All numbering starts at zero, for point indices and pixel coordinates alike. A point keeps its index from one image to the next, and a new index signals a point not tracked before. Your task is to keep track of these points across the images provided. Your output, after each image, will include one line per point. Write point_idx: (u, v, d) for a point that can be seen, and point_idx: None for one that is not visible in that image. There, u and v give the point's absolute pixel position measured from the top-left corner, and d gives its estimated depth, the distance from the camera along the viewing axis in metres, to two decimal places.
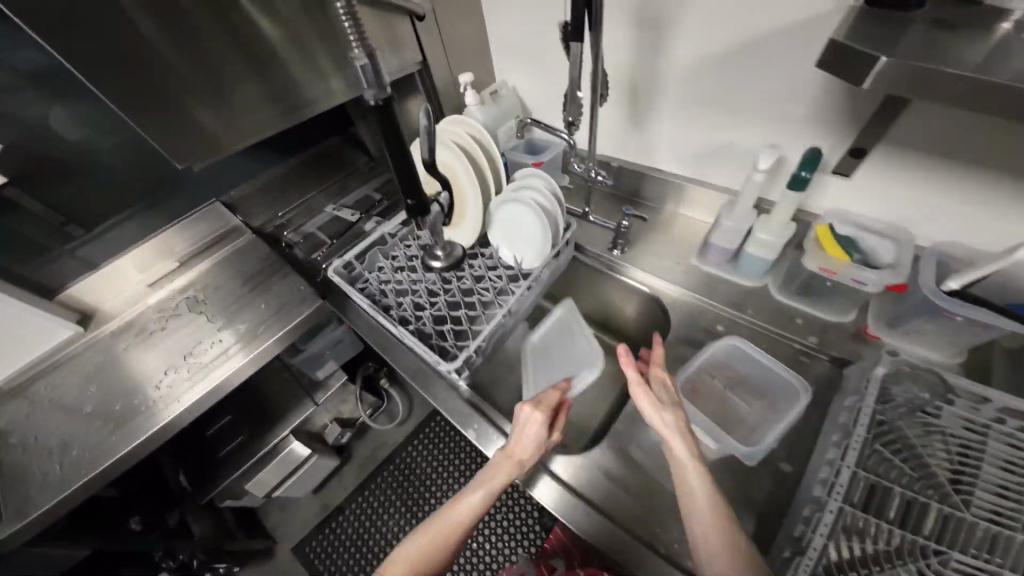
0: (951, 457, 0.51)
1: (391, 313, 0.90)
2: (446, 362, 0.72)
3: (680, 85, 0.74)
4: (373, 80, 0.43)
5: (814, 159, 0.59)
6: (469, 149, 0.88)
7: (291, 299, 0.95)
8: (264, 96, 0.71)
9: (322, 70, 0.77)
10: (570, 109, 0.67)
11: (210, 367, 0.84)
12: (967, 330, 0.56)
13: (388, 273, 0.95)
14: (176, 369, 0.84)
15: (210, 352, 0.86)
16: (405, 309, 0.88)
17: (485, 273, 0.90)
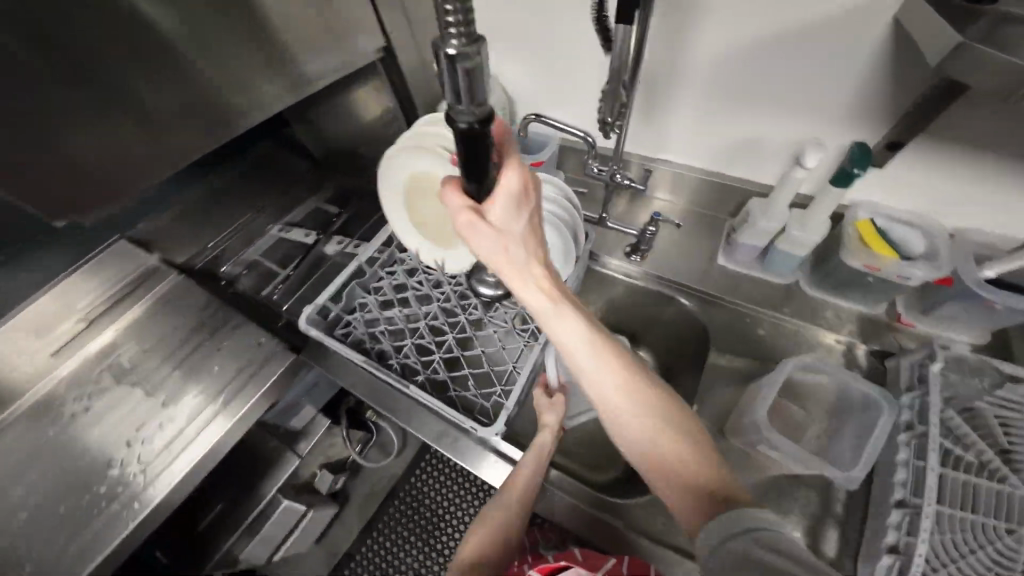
0: (1002, 438, 0.50)
1: (391, 362, 0.75)
2: (485, 429, 0.62)
3: (707, 79, 0.66)
4: (465, 91, 0.30)
5: (865, 155, 0.56)
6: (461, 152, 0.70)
7: (251, 359, 0.77)
8: (174, 111, 0.51)
9: (256, 69, 0.56)
10: (605, 108, 0.57)
11: (177, 445, 0.69)
12: (1003, 316, 0.58)
13: (375, 312, 0.79)
14: (124, 459, 0.67)
15: (159, 438, 0.69)
16: (410, 357, 0.74)
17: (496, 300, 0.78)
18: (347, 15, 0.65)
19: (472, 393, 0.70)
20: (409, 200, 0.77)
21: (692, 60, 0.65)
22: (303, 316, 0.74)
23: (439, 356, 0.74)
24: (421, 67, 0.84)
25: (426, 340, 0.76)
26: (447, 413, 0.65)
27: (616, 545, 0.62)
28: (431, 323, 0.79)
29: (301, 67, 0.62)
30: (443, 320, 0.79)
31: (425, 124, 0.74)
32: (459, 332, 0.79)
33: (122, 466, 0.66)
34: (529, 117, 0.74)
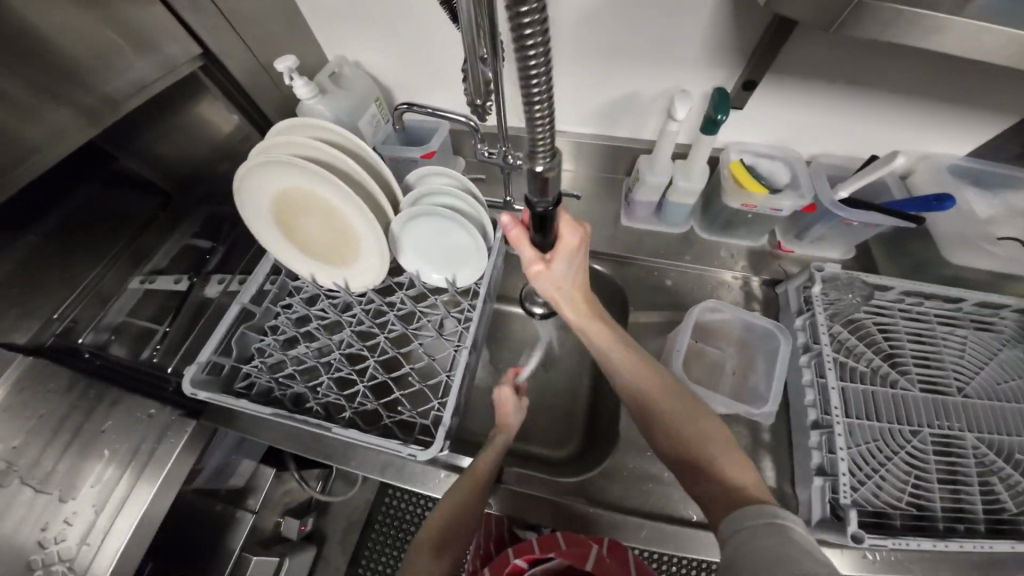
0: (886, 348, 0.62)
1: (309, 406, 0.68)
2: (425, 451, 0.58)
3: (571, 36, 0.64)
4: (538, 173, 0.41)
5: (725, 100, 0.58)
6: (330, 160, 0.62)
7: (147, 434, 0.70)
8: None
9: (21, 94, 0.45)
10: (472, 88, 0.52)
11: (110, 519, 0.64)
12: (862, 230, 0.68)
13: (279, 356, 0.69)
14: (42, 563, 0.58)
15: (75, 531, 0.61)
16: (328, 395, 0.67)
17: (415, 309, 0.73)
18: (136, 15, 0.52)
19: (407, 415, 0.65)
20: (285, 222, 0.67)
21: (552, 23, 0.63)
22: (186, 381, 0.62)
23: (364, 386, 0.67)
24: (264, 66, 0.72)
25: (345, 372, 0.68)
26: (380, 446, 0.60)
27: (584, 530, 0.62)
28: (346, 352, 0.71)
29: (94, 84, 0.50)
30: (361, 346, 0.71)
31: (279, 132, 0.64)
32: (381, 355, 0.72)
33: (42, 570, 0.58)
34: (400, 107, 0.67)
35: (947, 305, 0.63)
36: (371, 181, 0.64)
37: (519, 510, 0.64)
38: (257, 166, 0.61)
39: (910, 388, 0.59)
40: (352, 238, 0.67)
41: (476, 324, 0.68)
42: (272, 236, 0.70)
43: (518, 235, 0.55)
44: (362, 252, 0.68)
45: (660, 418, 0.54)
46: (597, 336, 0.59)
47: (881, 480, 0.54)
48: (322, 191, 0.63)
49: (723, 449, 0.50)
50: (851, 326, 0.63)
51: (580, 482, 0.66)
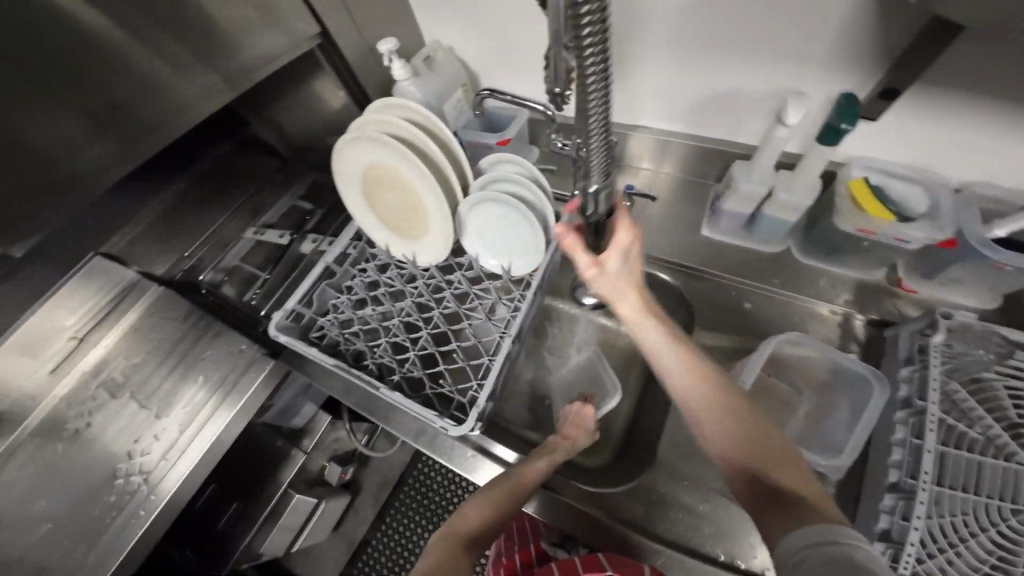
0: (1014, 415, 0.49)
1: (367, 363, 0.75)
2: (457, 428, 0.61)
3: (669, 26, 0.59)
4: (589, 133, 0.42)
5: (854, 107, 0.49)
6: (413, 141, 0.66)
7: (235, 363, 0.82)
8: (101, 115, 0.50)
9: (175, 68, 0.54)
10: (551, 76, 0.49)
11: (192, 434, 0.77)
12: (1018, 278, 0.54)
13: (348, 313, 0.76)
14: (127, 471, 0.73)
15: (156, 447, 0.75)
16: (384, 356, 0.72)
17: (470, 291, 0.75)
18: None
19: (447, 389, 0.68)
20: (369, 194, 0.73)
21: (654, 11, 0.59)
22: (273, 324, 0.72)
23: (414, 353, 0.72)
24: (369, 47, 0.78)
25: (400, 338, 0.74)
26: (419, 414, 0.64)
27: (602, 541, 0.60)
28: (404, 319, 0.76)
29: (228, 59, 0.59)
30: (417, 316, 0.76)
31: (373, 112, 0.69)
32: (433, 328, 0.76)
33: (125, 477, 0.73)
34: (482, 94, 0.66)
35: None
36: (446, 163, 0.66)
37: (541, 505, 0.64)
38: (351, 141, 0.67)
39: None
40: (423, 215, 0.71)
41: (524, 313, 0.67)
42: (359, 206, 0.77)
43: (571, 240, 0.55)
44: (430, 229, 0.72)
45: (716, 431, 0.49)
46: (647, 336, 0.55)
47: (959, 559, 0.45)
48: (402, 168, 0.67)
49: (784, 459, 0.46)
50: (975, 390, 0.51)
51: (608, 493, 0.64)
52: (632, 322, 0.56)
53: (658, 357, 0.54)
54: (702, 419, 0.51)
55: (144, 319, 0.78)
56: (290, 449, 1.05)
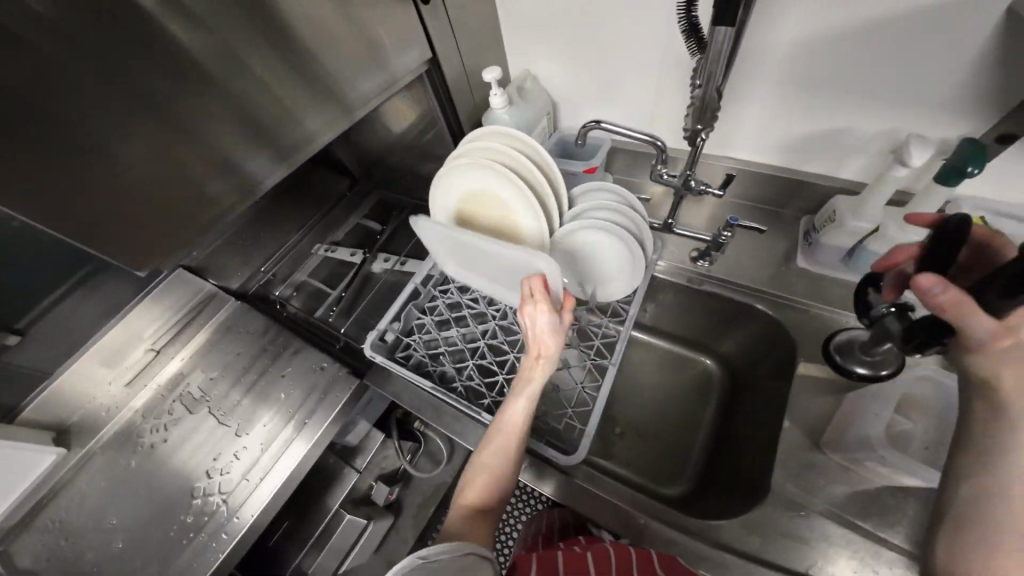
0: None
1: (454, 386, 0.73)
2: (566, 457, 0.60)
3: (783, 63, 0.61)
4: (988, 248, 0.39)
5: (983, 151, 0.50)
6: (519, 169, 0.66)
7: (316, 383, 0.79)
8: (248, 136, 0.50)
9: (306, 105, 0.54)
10: (694, 114, 0.52)
11: (273, 456, 0.72)
12: None
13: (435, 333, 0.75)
14: (206, 490, 0.69)
15: (238, 466, 0.71)
16: (474, 379, 0.71)
17: None
18: (389, 30, 0.61)
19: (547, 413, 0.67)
20: (459, 217, 0.72)
21: (774, 50, 0.60)
22: (367, 344, 0.70)
23: (503, 377, 0.71)
24: (465, 74, 0.80)
25: (489, 362, 0.73)
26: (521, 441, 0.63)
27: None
28: (491, 341, 0.74)
29: (345, 89, 0.58)
30: (503, 338, 0.76)
31: (475, 138, 0.69)
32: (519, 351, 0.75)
33: (204, 496, 0.68)
34: (589, 124, 0.69)
35: None
36: (550, 193, 0.67)
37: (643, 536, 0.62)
38: (454, 167, 0.67)
39: None
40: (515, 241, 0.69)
41: (626, 340, 0.65)
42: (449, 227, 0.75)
43: (955, 300, 0.38)
44: None
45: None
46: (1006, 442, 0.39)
47: None
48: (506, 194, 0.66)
49: None
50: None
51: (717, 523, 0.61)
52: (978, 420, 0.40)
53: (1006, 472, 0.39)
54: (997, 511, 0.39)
55: (219, 333, 0.81)
56: (344, 467, 1.05)
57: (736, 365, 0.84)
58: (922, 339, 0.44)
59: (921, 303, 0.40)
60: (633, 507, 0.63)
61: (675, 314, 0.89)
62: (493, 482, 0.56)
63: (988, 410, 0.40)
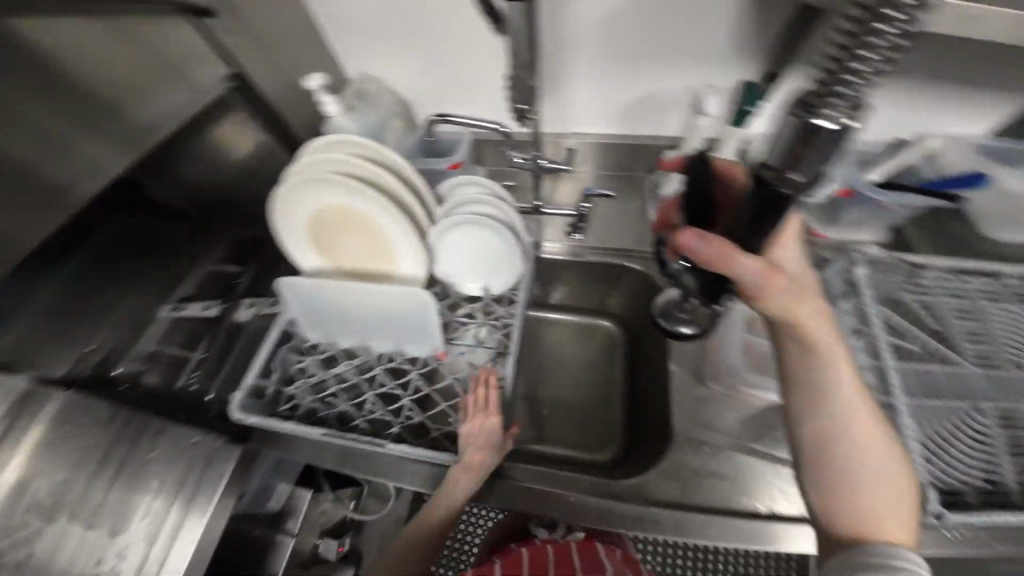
0: (933, 324, 0.61)
1: (355, 424, 0.62)
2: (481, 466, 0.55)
3: (592, 42, 0.67)
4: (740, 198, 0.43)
5: (754, 90, 0.60)
6: (370, 177, 0.58)
7: (193, 460, 0.66)
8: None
9: (88, 137, 0.46)
10: (517, 93, 0.52)
11: (170, 542, 0.61)
12: (898, 214, 0.64)
13: (318, 371, 0.62)
14: None
15: (125, 567, 0.58)
16: (375, 411, 0.59)
17: (455, 319, 0.66)
18: (177, 51, 0.55)
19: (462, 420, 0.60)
20: (316, 236, 0.62)
21: (579, 29, 0.66)
22: (230, 407, 0.55)
23: (408, 400, 0.60)
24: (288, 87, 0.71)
25: (388, 386, 0.61)
26: (430, 458, 0.56)
27: (654, 526, 0.61)
28: (387, 365, 0.64)
29: (133, 114, 0.50)
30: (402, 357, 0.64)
31: (316, 149, 0.60)
32: (423, 367, 0.64)
33: None
34: (433, 119, 0.65)
35: (985, 280, 0.63)
36: (410, 196, 0.60)
37: (592, 518, 0.62)
38: (289, 184, 0.57)
39: (965, 364, 0.59)
40: (384, 255, 0.62)
41: (520, 318, 0.63)
42: (306, 255, 0.64)
43: (716, 251, 0.45)
44: (396, 267, 0.62)
45: (860, 454, 0.46)
46: (833, 386, 0.48)
47: (943, 451, 0.54)
48: (359, 206, 0.58)
49: (907, 509, 0.44)
50: (898, 309, 0.62)
51: (644, 478, 0.65)
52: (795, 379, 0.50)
53: (838, 413, 0.47)
54: (833, 438, 0.47)
55: None
56: (277, 536, 0.93)
57: (634, 324, 0.90)
58: (717, 288, 0.53)
59: (697, 260, 0.47)
60: (569, 492, 0.64)
61: (569, 288, 0.92)
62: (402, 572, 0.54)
63: (796, 343, 0.49)
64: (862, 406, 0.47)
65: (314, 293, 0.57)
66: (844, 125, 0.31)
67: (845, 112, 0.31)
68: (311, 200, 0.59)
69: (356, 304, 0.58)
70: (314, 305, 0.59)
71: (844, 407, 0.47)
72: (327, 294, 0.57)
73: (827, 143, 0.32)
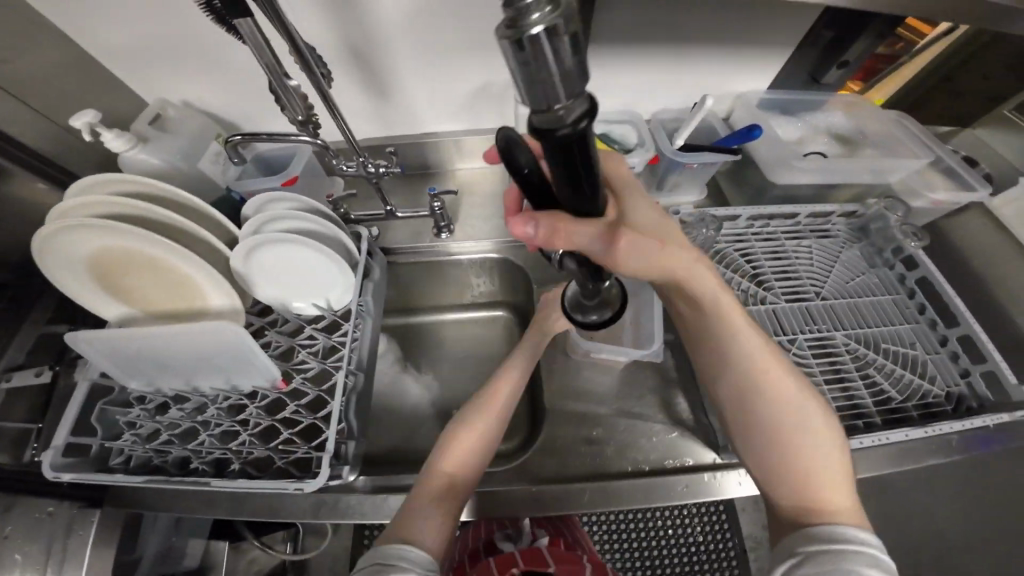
0: (748, 269, 0.68)
1: (196, 468, 0.60)
2: (312, 483, 0.54)
3: (398, 46, 0.68)
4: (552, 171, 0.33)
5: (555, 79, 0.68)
6: (147, 213, 0.54)
7: (47, 535, 0.58)
8: None
9: None
10: (290, 106, 0.51)
11: None
12: (704, 170, 0.71)
13: (146, 423, 0.59)
14: None
15: None
16: (213, 451, 0.58)
17: (292, 344, 0.63)
18: None
19: (301, 451, 0.58)
20: (108, 284, 0.57)
21: (381, 33, 0.66)
22: (43, 467, 0.52)
23: (245, 435, 0.59)
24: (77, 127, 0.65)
25: (223, 426, 0.59)
26: (267, 489, 0.54)
27: (539, 507, 0.63)
28: (224, 403, 0.62)
29: None
30: (237, 394, 0.62)
31: (82, 190, 0.55)
32: (264, 400, 0.63)
33: None
34: (234, 139, 0.60)
35: (789, 221, 0.71)
36: (202, 228, 0.57)
37: (483, 509, 0.63)
38: (50, 233, 0.51)
39: (778, 300, 0.66)
40: (189, 288, 0.58)
41: (349, 344, 0.61)
42: (111, 305, 0.60)
43: (558, 239, 0.39)
44: (207, 302, 0.59)
45: (775, 403, 0.49)
46: (742, 339, 0.50)
47: None
48: (140, 245, 0.54)
49: (835, 448, 0.47)
50: (718, 257, 0.69)
51: (527, 460, 0.67)
52: (716, 340, 0.51)
53: (750, 364, 0.50)
54: (749, 393, 0.50)
55: None
56: None
57: (521, 310, 0.92)
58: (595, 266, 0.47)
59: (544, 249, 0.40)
60: None
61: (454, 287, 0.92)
62: (447, 486, 0.54)
63: (685, 301, 0.52)
64: (765, 353, 0.50)
65: (126, 343, 0.55)
66: (557, 33, 0.23)
67: (545, 10, 0.23)
68: (87, 247, 0.54)
69: (174, 344, 0.55)
70: (136, 356, 0.57)
71: (756, 354, 0.50)
72: (140, 342, 0.55)
73: (560, 58, 0.23)
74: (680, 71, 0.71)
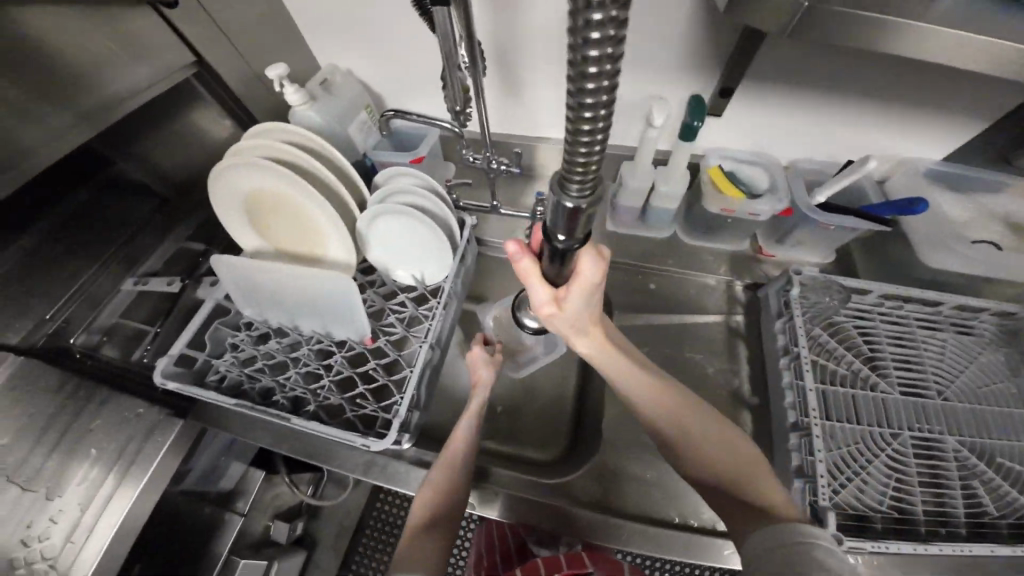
0: (864, 351, 0.62)
1: (276, 399, 0.66)
2: (379, 442, 0.57)
3: (548, 54, 0.70)
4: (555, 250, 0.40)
5: (699, 107, 0.57)
6: (304, 165, 0.60)
7: (131, 432, 0.63)
8: None
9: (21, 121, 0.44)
10: (451, 96, 0.55)
11: (107, 502, 0.59)
12: (841, 235, 0.66)
13: (247, 348, 0.65)
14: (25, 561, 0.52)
15: (61, 528, 0.55)
16: (296, 388, 0.63)
17: (383, 307, 0.68)
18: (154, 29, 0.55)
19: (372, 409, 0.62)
20: (254, 219, 0.64)
21: (537, 39, 0.68)
22: (157, 372, 0.59)
23: (327, 379, 0.63)
24: (256, 77, 0.73)
25: (312, 366, 0.65)
26: (340, 437, 0.58)
27: (574, 531, 0.62)
28: (316, 346, 0.67)
29: (102, 82, 0.51)
30: (326, 341, 0.67)
31: (255, 134, 0.62)
32: (349, 351, 0.67)
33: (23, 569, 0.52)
34: (387, 113, 0.66)
35: (927, 308, 0.64)
36: (342, 188, 0.62)
37: (521, 514, 0.63)
38: (226, 167, 0.58)
39: (891, 390, 0.60)
40: (318, 237, 0.64)
41: (437, 320, 0.64)
42: (249, 237, 0.67)
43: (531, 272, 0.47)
44: (327, 252, 0.64)
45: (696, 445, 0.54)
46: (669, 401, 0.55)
47: (852, 467, 0.55)
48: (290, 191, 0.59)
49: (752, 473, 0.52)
50: (830, 328, 0.63)
51: (575, 479, 0.67)
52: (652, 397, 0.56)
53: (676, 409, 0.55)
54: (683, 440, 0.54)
55: None
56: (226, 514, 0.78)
57: None
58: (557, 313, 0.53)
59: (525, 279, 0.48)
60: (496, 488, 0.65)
61: None
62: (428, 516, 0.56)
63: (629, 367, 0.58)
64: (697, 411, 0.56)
65: (255, 276, 0.62)
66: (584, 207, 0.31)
67: (583, 191, 0.30)
68: (246, 184, 0.60)
69: (288, 288, 0.62)
70: (253, 286, 0.64)
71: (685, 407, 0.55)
72: (266, 277, 0.62)
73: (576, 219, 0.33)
74: (835, 124, 0.66)
